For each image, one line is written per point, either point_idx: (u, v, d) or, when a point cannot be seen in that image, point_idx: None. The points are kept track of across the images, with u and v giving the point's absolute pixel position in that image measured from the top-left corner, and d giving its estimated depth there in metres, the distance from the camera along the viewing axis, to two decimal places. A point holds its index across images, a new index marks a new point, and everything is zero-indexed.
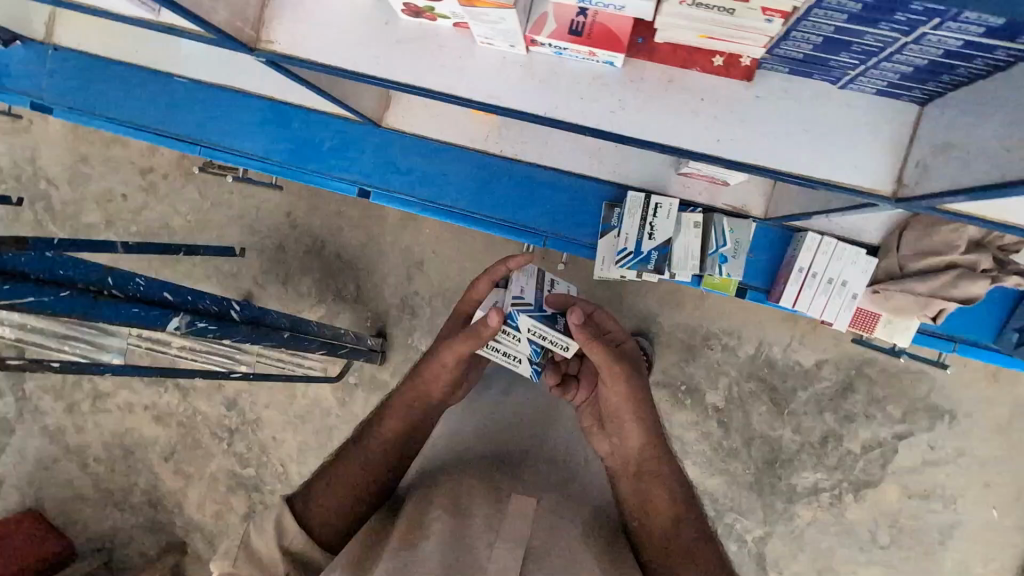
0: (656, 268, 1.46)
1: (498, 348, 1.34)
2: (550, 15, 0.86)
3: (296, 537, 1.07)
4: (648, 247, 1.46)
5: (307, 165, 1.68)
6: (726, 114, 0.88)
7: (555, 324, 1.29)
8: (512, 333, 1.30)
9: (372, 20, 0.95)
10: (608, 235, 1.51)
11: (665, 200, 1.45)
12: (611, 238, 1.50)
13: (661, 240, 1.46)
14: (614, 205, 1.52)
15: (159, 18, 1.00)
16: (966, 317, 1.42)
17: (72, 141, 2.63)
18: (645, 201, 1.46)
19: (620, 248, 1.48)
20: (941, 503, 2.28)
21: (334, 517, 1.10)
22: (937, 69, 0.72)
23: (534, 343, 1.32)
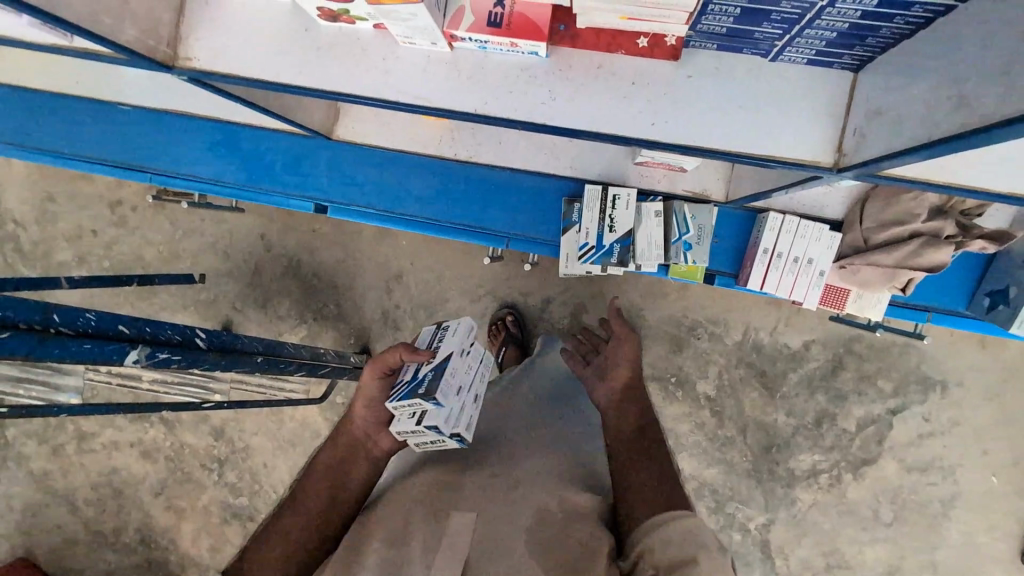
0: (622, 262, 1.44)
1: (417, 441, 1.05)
2: (468, 8, 0.83)
3: None
4: (613, 242, 1.44)
5: (262, 185, 1.64)
6: (659, 95, 0.86)
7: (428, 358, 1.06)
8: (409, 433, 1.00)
9: (293, 30, 0.92)
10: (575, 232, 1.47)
11: (629, 195, 1.42)
12: (580, 234, 1.46)
13: (625, 232, 1.44)
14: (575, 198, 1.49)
15: (73, 44, 0.95)
16: (934, 287, 1.41)
17: (37, 181, 2.59)
18: (608, 196, 1.43)
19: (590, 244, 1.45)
20: (940, 475, 2.25)
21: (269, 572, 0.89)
22: (859, 33, 0.71)
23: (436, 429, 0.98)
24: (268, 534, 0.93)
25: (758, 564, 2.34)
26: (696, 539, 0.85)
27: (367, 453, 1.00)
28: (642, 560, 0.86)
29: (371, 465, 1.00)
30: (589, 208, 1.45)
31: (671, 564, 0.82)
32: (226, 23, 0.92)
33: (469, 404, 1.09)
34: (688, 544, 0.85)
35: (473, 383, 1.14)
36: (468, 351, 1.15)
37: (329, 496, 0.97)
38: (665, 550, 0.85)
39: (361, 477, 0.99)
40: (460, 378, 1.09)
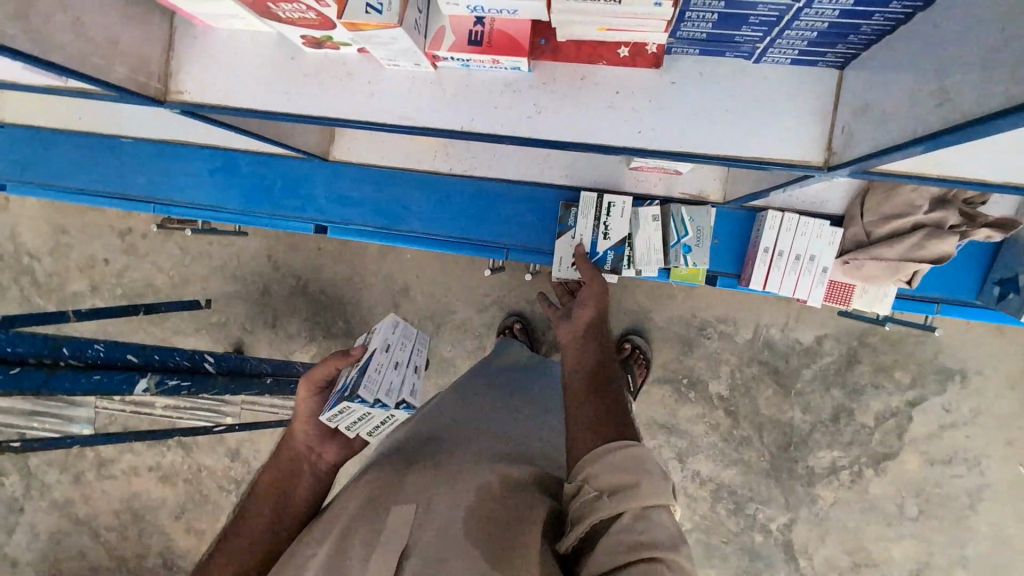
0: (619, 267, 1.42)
1: (369, 429, 1.07)
2: (447, 27, 0.82)
3: None
4: (609, 248, 1.42)
5: (262, 209, 1.66)
6: (644, 103, 0.86)
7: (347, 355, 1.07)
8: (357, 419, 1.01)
9: (279, 59, 0.94)
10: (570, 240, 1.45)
11: (625, 203, 1.41)
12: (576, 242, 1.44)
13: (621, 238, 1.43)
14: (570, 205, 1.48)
15: (67, 84, 0.98)
16: (942, 277, 1.39)
17: (50, 214, 2.64)
18: (603, 203, 1.43)
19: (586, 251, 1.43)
20: (965, 467, 2.20)
21: None
22: (840, 31, 0.70)
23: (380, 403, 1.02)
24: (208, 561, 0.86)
25: (783, 565, 2.30)
26: (642, 465, 0.77)
27: (311, 467, 0.97)
28: (586, 484, 0.78)
29: (316, 481, 0.97)
30: (584, 215, 1.44)
31: (614, 487, 0.75)
32: (216, 56, 0.94)
33: (405, 381, 1.16)
34: (635, 468, 0.77)
35: (406, 366, 1.21)
36: (394, 342, 1.21)
37: (273, 515, 0.91)
38: (610, 473, 0.77)
39: (305, 493, 0.95)
40: (388, 364, 1.14)
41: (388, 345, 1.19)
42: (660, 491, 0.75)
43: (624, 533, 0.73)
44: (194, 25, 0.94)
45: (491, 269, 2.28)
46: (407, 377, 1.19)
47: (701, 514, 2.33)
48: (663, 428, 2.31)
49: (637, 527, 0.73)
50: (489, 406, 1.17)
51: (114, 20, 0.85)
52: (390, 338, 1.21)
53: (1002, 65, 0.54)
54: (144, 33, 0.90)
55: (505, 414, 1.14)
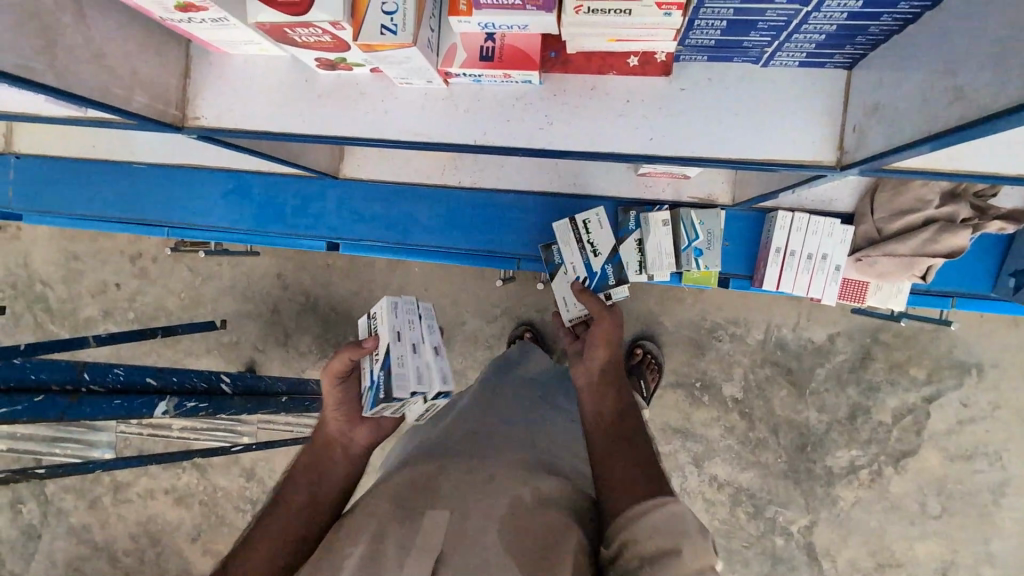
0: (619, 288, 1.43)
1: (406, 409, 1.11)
2: (459, 44, 0.84)
3: None
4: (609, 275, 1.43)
5: (274, 229, 1.68)
6: (655, 111, 0.87)
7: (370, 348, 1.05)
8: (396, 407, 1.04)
9: (293, 81, 0.96)
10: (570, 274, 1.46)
11: (608, 234, 1.43)
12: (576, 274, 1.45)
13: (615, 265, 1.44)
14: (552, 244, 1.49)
15: (86, 114, 1.00)
16: (956, 271, 1.39)
17: (61, 241, 2.68)
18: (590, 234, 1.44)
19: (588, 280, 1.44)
20: (986, 462, 2.18)
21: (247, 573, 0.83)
22: (848, 33, 0.71)
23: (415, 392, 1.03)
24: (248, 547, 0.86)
25: (806, 568, 2.28)
26: (682, 526, 0.75)
27: (343, 451, 0.96)
28: (624, 549, 0.76)
29: (350, 465, 0.95)
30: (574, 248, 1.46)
31: (655, 554, 0.73)
32: (231, 82, 0.97)
33: (432, 358, 1.14)
34: (673, 532, 0.75)
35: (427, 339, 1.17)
36: (404, 320, 1.14)
37: (309, 498, 0.91)
38: (650, 538, 0.75)
39: (339, 477, 0.94)
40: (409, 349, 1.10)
41: (397, 329, 1.10)
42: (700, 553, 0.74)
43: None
44: (209, 51, 0.96)
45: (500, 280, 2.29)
46: (434, 353, 1.16)
47: (720, 519, 2.31)
48: (678, 433, 2.30)
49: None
50: (509, 413, 1.18)
51: (132, 50, 0.87)
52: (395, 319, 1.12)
53: (1019, 58, 0.54)
54: (161, 62, 0.92)
55: (528, 422, 1.15)
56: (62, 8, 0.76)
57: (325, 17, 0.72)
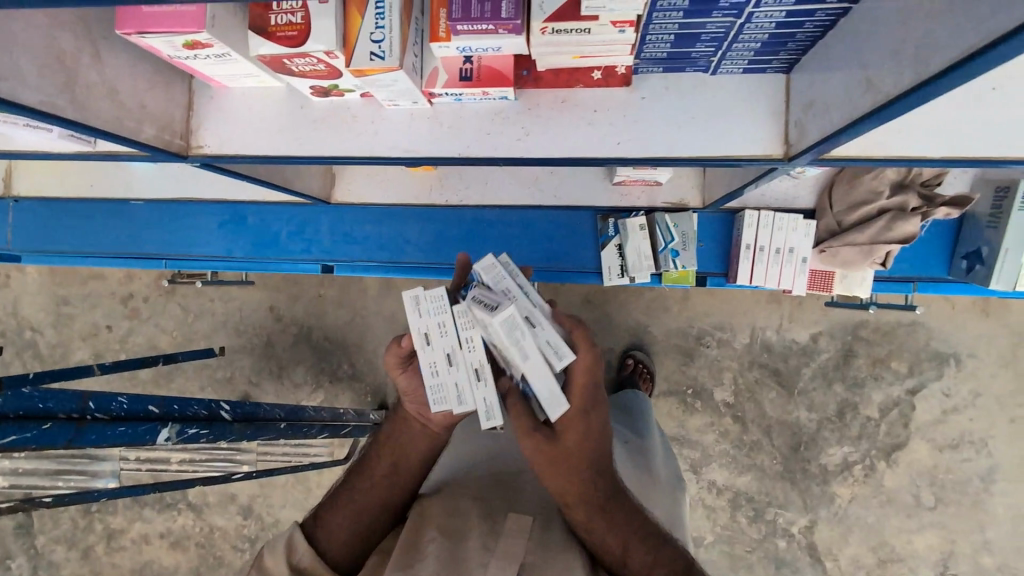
0: (556, 358, 0.94)
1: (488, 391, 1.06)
2: (440, 67, 0.93)
3: (305, 556, 0.91)
4: (544, 335, 0.95)
5: (270, 255, 1.75)
6: (620, 118, 0.96)
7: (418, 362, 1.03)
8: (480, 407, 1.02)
9: (289, 108, 1.04)
10: (494, 312, 0.93)
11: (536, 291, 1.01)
12: (503, 320, 0.92)
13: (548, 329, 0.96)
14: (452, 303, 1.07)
15: (96, 148, 1.07)
16: (913, 258, 1.49)
17: (52, 287, 2.71)
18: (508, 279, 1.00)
19: (516, 331, 0.93)
20: (973, 450, 2.25)
21: (341, 532, 0.94)
22: (780, 39, 0.81)
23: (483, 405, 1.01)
24: (338, 499, 0.97)
25: (809, 569, 2.31)
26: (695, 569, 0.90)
27: (420, 430, 1.00)
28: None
29: (429, 441, 1.00)
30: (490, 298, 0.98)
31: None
32: (231, 113, 1.05)
33: (472, 381, 1.01)
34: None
35: (471, 351, 1.02)
36: (439, 322, 1.03)
37: (391, 467, 0.99)
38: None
39: (420, 453, 1.00)
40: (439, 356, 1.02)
41: (425, 331, 1.03)
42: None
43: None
44: (211, 86, 1.05)
45: None
46: (475, 377, 1.01)
47: (721, 525, 2.34)
48: (674, 440, 2.34)
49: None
50: None
51: (141, 87, 0.95)
52: (426, 318, 1.04)
53: (909, 50, 0.63)
54: (167, 97, 1.01)
55: None
56: (80, 51, 0.85)
57: (320, 47, 0.82)
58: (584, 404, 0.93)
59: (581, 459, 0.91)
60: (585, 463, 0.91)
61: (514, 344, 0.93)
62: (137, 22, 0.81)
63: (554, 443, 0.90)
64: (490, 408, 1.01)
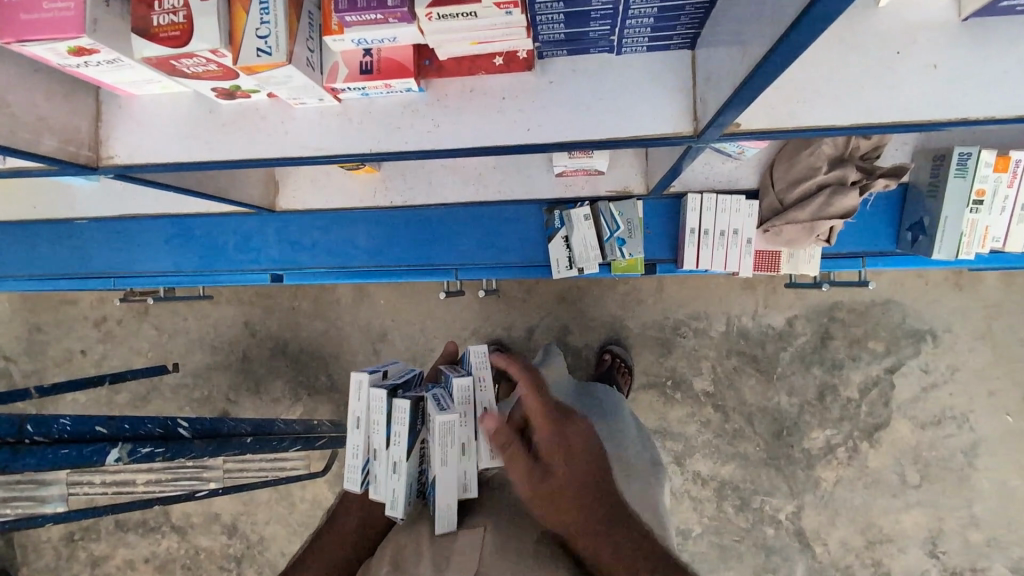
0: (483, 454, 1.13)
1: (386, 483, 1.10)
2: (340, 62, 0.92)
3: None
4: (466, 462, 1.09)
5: (220, 267, 1.73)
6: (529, 104, 0.94)
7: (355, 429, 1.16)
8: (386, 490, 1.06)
9: (196, 113, 1.02)
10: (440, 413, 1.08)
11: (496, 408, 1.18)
12: (441, 423, 1.07)
13: (485, 455, 1.12)
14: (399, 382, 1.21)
15: (5, 164, 1.06)
16: (859, 233, 1.48)
17: (22, 314, 2.67)
18: (472, 382, 1.18)
19: (448, 436, 1.09)
20: (955, 425, 2.24)
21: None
22: (671, 12, 0.80)
23: (390, 494, 1.06)
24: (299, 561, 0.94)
25: (799, 555, 2.29)
26: None
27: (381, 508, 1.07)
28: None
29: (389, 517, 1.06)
30: (450, 395, 1.16)
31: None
32: (140, 121, 1.03)
33: (388, 472, 1.07)
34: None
35: (395, 446, 1.09)
36: (373, 416, 1.14)
37: (360, 523, 1.02)
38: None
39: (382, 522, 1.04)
40: (365, 443, 1.15)
41: (358, 417, 1.17)
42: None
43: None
44: (118, 95, 1.03)
45: (481, 293, 2.30)
46: (392, 470, 1.07)
47: (709, 516, 2.32)
48: (656, 434, 2.32)
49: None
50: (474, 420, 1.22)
51: (37, 98, 0.93)
52: (363, 406, 1.16)
53: (770, 8, 0.62)
54: (70, 108, 0.98)
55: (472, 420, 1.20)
56: None
57: (205, 47, 0.80)
58: (557, 421, 0.92)
59: (575, 475, 0.88)
60: (578, 473, 0.89)
61: (440, 451, 1.07)
62: (15, 29, 0.79)
63: (542, 463, 0.89)
64: (394, 498, 1.06)
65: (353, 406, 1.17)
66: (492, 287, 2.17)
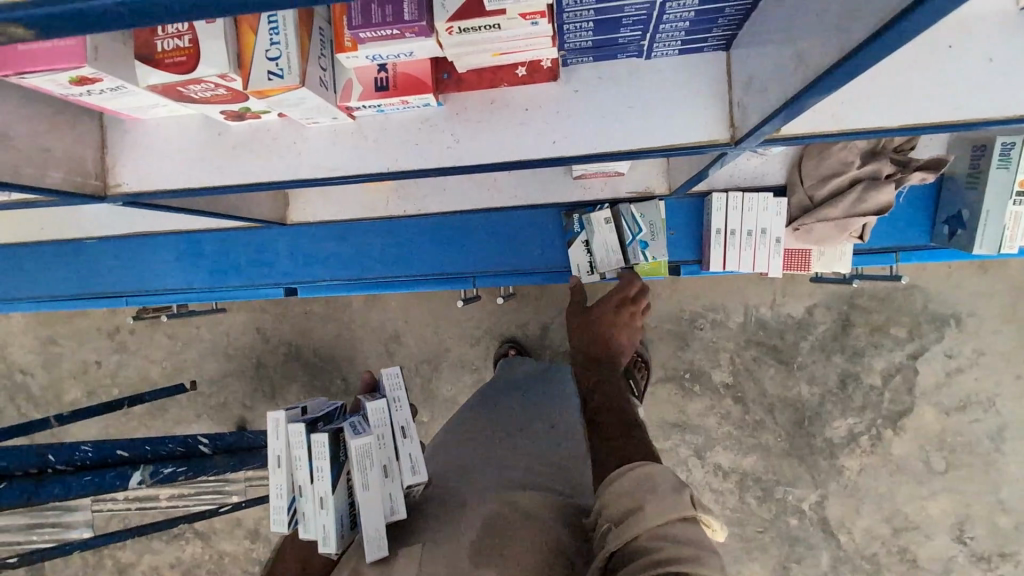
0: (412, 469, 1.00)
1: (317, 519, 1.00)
2: (354, 79, 0.87)
3: None
4: (390, 485, 0.97)
5: (233, 282, 1.70)
6: (553, 115, 0.90)
7: (275, 471, 1.04)
8: (316, 526, 0.97)
9: (204, 137, 0.98)
10: (355, 436, 0.99)
11: (416, 427, 1.06)
12: (358, 446, 0.98)
13: (407, 475, 1.00)
14: (320, 416, 1.09)
15: (13, 198, 1.03)
16: (892, 227, 1.42)
17: (36, 328, 2.66)
18: (388, 403, 1.06)
19: (366, 459, 0.98)
20: (981, 410, 2.17)
21: None
22: (709, 14, 0.75)
23: (322, 529, 0.96)
24: None
25: (823, 544, 2.25)
26: (647, 486, 0.77)
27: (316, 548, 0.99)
28: (601, 514, 0.80)
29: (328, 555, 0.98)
30: (366, 419, 1.05)
31: (622, 515, 0.76)
32: (147, 147, 0.99)
33: (316, 507, 0.97)
34: (640, 490, 0.77)
35: (319, 480, 0.98)
36: (293, 453, 1.03)
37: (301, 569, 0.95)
38: (618, 501, 0.78)
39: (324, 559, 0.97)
40: (290, 481, 1.04)
41: (279, 456, 1.06)
42: (669, 507, 0.74)
43: (639, 554, 0.70)
44: (123, 120, 0.99)
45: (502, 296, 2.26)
46: (320, 506, 0.97)
47: (731, 507, 2.29)
48: (676, 427, 2.29)
49: (655, 547, 0.70)
50: (506, 433, 1.19)
51: (41, 128, 0.89)
52: (283, 443, 1.05)
53: (832, 16, 0.57)
54: (74, 136, 0.95)
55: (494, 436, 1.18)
56: None
57: (212, 71, 0.75)
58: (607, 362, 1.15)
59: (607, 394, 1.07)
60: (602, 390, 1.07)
61: (361, 475, 0.96)
62: (12, 62, 0.74)
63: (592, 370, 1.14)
64: (327, 531, 0.96)
65: (270, 449, 1.06)
66: (510, 293, 2.12)
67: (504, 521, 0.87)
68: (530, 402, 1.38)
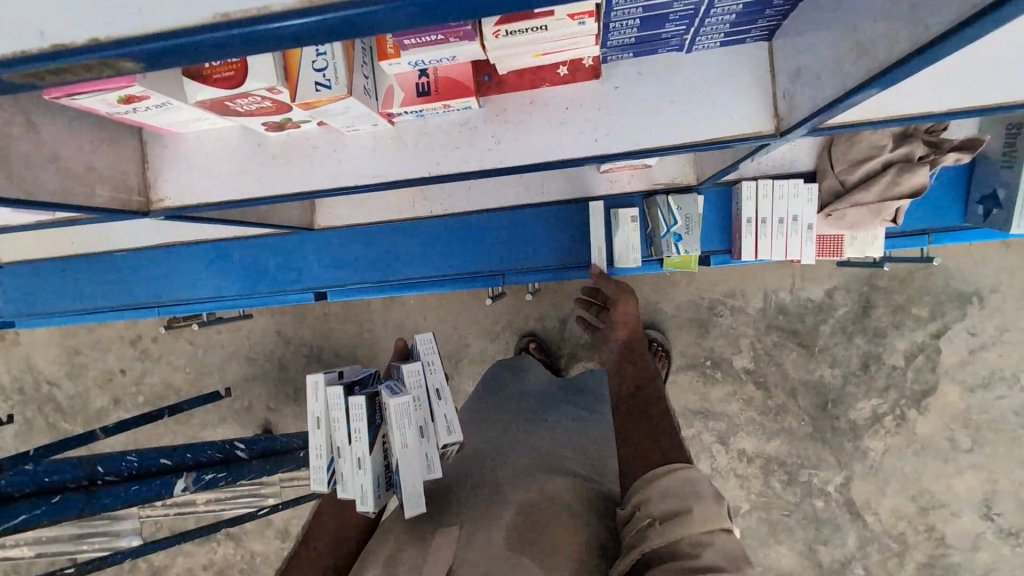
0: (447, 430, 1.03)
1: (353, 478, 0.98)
2: (396, 85, 0.87)
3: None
4: (428, 445, 0.98)
5: (262, 289, 1.71)
6: (594, 112, 0.89)
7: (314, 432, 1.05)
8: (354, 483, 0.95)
9: (245, 149, 0.99)
10: (394, 395, 0.99)
11: (450, 389, 1.07)
12: (396, 407, 0.98)
13: (442, 434, 1.02)
14: (356, 380, 1.10)
15: (56, 216, 1.05)
16: (923, 209, 1.41)
17: (61, 339, 2.69)
18: (422, 366, 1.08)
19: (405, 419, 0.98)
20: (1007, 387, 2.14)
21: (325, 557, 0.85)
22: (757, 6, 0.74)
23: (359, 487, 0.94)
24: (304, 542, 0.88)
25: (850, 525, 2.24)
26: (694, 489, 0.72)
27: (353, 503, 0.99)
28: (639, 510, 0.74)
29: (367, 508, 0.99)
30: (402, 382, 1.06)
31: (666, 514, 0.70)
32: (188, 160, 1.00)
33: (354, 467, 0.96)
34: (684, 494, 0.72)
35: (358, 441, 0.99)
36: (332, 415, 1.03)
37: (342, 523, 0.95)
38: (661, 500, 0.72)
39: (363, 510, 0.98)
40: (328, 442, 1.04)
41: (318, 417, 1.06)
42: (715, 517, 0.70)
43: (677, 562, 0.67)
44: (162, 134, 1.00)
45: (529, 295, 2.27)
46: (358, 466, 0.97)
47: (757, 492, 2.28)
48: (699, 414, 2.28)
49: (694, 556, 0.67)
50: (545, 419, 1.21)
51: (86, 146, 0.89)
52: (322, 405, 1.05)
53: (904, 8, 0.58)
54: (117, 153, 0.95)
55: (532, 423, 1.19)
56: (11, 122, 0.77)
57: (261, 85, 0.75)
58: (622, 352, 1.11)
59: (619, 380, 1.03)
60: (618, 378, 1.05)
61: (399, 435, 0.96)
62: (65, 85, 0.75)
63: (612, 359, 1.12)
64: (365, 490, 0.94)
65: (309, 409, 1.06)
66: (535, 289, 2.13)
67: (536, 510, 0.84)
68: (563, 395, 1.39)
